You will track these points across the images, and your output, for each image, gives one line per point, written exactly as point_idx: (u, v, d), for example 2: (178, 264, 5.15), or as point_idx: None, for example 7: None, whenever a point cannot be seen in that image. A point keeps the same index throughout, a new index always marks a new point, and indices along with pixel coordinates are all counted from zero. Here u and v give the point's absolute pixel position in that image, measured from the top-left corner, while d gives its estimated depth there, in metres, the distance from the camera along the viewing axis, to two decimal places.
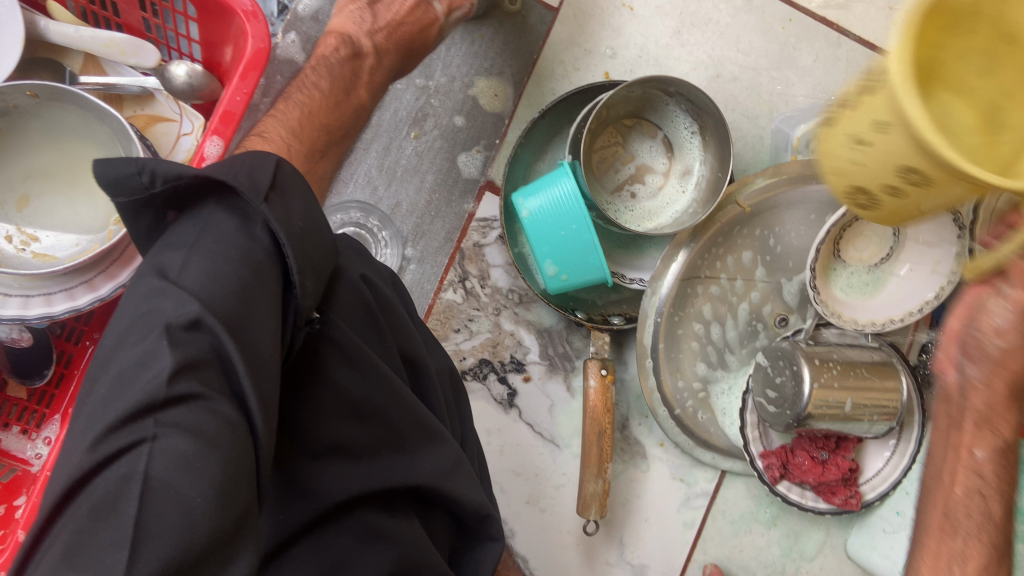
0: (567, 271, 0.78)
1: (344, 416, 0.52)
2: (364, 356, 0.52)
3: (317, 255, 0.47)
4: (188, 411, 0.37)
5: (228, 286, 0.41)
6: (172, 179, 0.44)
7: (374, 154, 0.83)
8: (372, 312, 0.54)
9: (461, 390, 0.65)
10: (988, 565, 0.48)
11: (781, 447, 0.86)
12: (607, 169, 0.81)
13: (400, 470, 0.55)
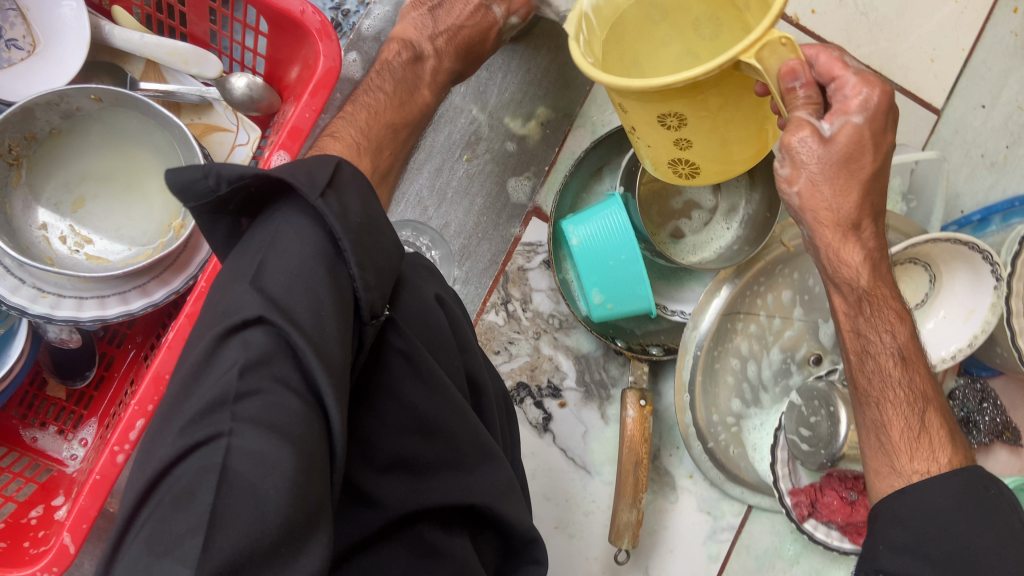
0: (612, 300, 0.79)
1: (410, 432, 0.52)
2: (433, 375, 0.53)
3: (381, 252, 0.44)
4: (261, 404, 0.36)
5: (306, 287, 0.40)
6: (239, 181, 0.43)
7: (426, 174, 0.84)
8: (442, 331, 0.55)
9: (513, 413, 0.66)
10: (917, 440, 0.58)
11: (809, 485, 0.86)
12: (656, 203, 0.83)
13: (457, 487, 0.55)
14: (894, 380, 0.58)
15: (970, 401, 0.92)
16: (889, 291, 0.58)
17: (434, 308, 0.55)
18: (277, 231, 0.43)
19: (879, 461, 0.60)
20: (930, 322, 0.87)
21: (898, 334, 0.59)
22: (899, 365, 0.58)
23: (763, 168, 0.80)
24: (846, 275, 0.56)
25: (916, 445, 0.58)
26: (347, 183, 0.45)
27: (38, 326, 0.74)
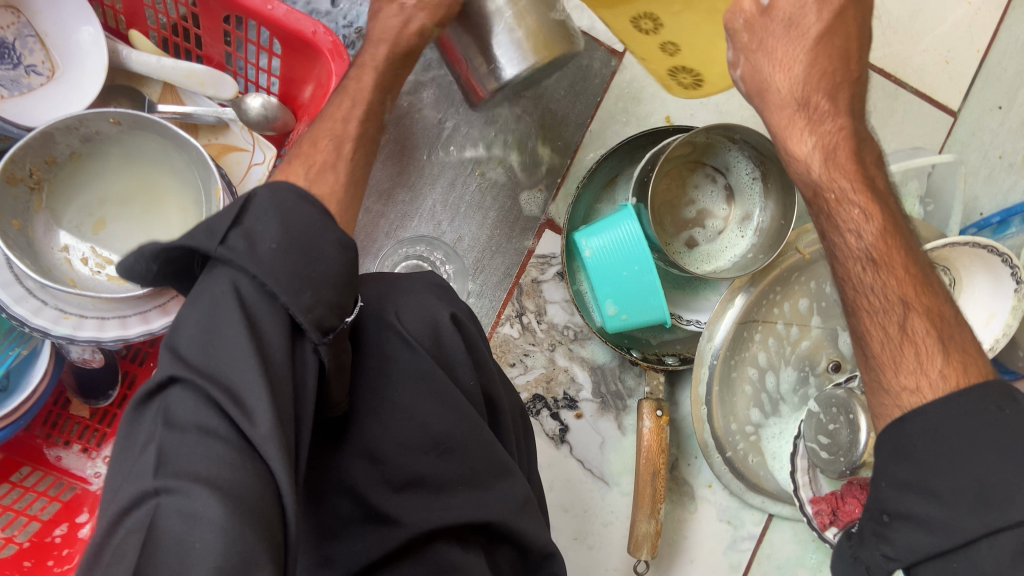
0: (627, 310, 0.79)
1: (424, 449, 0.53)
2: (449, 392, 0.54)
3: (316, 273, 0.45)
4: (187, 455, 0.37)
5: (223, 344, 0.42)
6: (154, 252, 0.47)
7: (439, 189, 0.84)
8: (453, 349, 0.56)
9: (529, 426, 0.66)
10: (927, 353, 0.58)
11: (831, 493, 0.85)
12: (669, 212, 0.82)
13: (475, 503, 0.55)
14: (868, 287, 0.62)
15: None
16: (849, 184, 0.63)
17: (451, 329, 0.56)
18: (205, 286, 0.44)
19: (875, 376, 0.61)
20: None
21: (867, 239, 0.62)
22: (868, 267, 0.62)
23: (777, 175, 0.79)
24: (801, 167, 0.65)
25: (900, 357, 0.59)
26: (263, 207, 0.46)
27: (61, 347, 0.75)
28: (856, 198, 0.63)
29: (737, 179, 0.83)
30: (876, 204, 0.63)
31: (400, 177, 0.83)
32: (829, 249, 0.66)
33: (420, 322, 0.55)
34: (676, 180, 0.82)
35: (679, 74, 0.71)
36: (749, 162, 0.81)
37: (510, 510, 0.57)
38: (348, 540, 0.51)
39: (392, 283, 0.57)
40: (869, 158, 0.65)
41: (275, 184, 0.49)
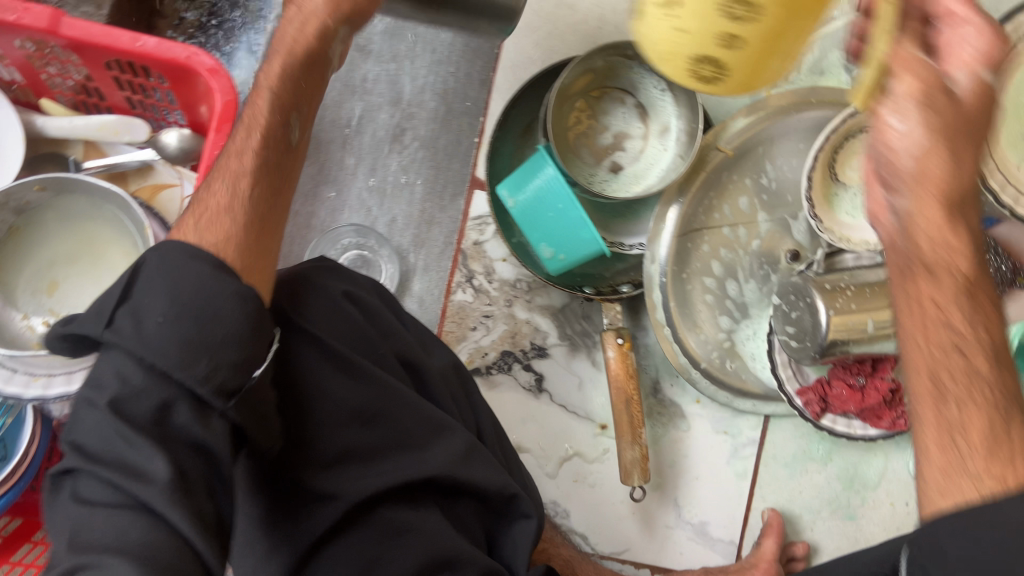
0: (563, 250, 0.79)
1: (349, 422, 0.56)
2: (357, 365, 0.56)
3: (200, 338, 0.44)
4: (102, 535, 0.40)
5: (116, 434, 0.42)
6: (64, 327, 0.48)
7: (362, 176, 0.86)
8: (360, 325, 0.58)
9: (470, 381, 0.68)
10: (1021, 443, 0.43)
11: (817, 381, 0.84)
12: (586, 143, 0.82)
13: (414, 463, 0.58)
14: (955, 343, 0.46)
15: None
16: (955, 199, 0.47)
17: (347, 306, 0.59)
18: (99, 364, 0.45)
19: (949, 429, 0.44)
20: None
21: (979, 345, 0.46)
22: (963, 306, 0.47)
23: (680, 81, 0.79)
24: (886, 142, 0.48)
25: (996, 445, 0.43)
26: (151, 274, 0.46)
27: (43, 408, 0.79)
28: (946, 247, 0.47)
29: (646, 95, 0.82)
30: (973, 242, 0.48)
31: (320, 175, 0.86)
32: (899, 228, 0.49)
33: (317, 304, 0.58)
34: (586, 110, 0.82)
35: (704, 64, 0.51)
36: (653, 75, 0.81)
37: (452, 460, 0.60)
38: (296, 520, 0.53)
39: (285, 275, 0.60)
40: (980, 272, 0.49)
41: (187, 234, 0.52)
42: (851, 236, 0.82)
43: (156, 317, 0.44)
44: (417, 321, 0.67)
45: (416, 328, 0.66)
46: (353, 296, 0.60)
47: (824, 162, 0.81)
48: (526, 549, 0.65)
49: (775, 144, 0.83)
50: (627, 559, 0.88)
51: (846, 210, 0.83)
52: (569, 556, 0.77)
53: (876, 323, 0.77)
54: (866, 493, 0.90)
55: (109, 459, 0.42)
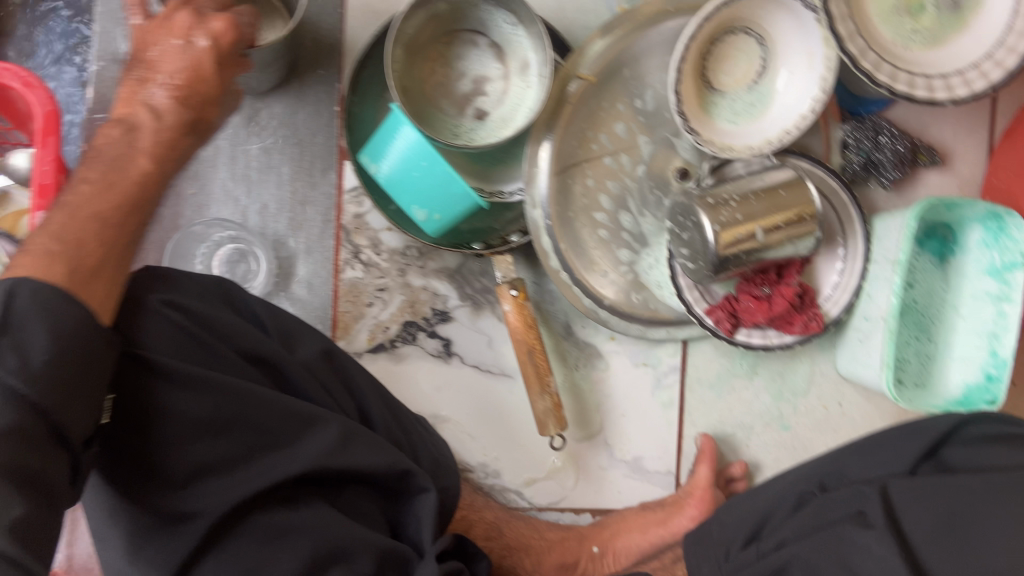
0: (436, 210, 0.76)
1: (197, 435, 0.54)
2: (194, 374, 0.54)
3: (84, 378, 0.47)
4: None
5: None
6: None
7: (223, 166, 0.82)
8: (194, 333, 0.57)
9: (345, 364, 0.66)
10: None
11: (725, 297, 0.82)
12: (444, 94, 0.78)
13: (281, 461, 0.55)
14: None
15: (864, 142, 0.84)
16: None
17: (171, 317, 0.56)
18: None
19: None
20: (781, 84, 0.79)
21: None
22: None
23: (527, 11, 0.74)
24: None
25: None
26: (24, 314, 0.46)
27: None
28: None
29: (499, 32, 0.78)
30: None
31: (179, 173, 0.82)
32: None
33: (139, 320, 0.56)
34: (437, 59, 0.78)
35: None
36: (501, 10, 0.76)
37: (329, 447, 0.57)
38: (158, 545, 0.51)
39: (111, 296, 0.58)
40: None
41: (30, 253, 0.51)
42: (733, 143, 0.79)
43: (43, 358, 0.45)
44: (276, 314, 0.64)
45: (273, 323, 0.63)
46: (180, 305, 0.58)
47: (693, 71, 0.77)
48: (431, 519, 0.63)
49: (642, 61, 0.79)
50: (566, 507, 0.87)
51: (726, 118, 0.80)
52: (493, 518, 0.78)
53: (767, 229, 0.73)
54: (797, 401, 0.89)
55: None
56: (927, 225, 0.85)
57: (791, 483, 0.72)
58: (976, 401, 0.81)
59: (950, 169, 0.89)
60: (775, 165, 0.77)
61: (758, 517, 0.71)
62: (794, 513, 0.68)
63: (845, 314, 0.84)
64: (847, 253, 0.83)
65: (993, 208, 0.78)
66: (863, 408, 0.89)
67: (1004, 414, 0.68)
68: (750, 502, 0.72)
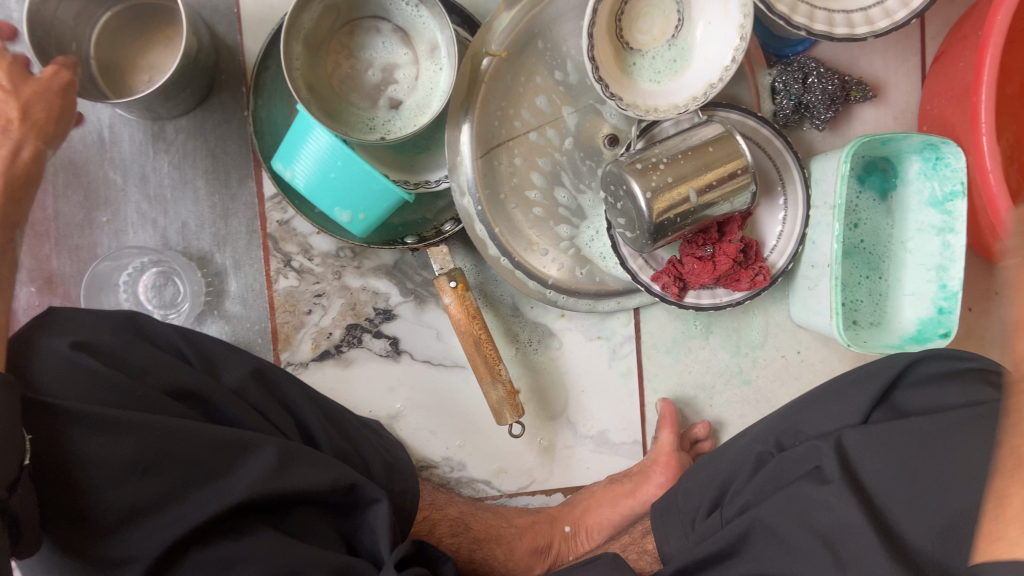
0: (360, 209, 0.73)
1: (125, 478, 0.52)
2: (110, 416, 0.52)
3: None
4: None
5: None
6: None
7: (135, 188, 0.78)
8: (107, 374, 0.55)
9: (276, 381, 0.66)
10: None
11: (669, 261, 0.80)
12: (354, 87, 0.75)
13: (215, 491, 0.54)
14: None
15: (792, 85, 0.81)
16: None
17: (78, 361, 0.55)
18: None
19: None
20: (700, 35, 0.76)
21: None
22: None
23: None
24: None
25: None
26: None
27: None
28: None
29: (401, 15, 0.74)
30: None
31: (90, 201, 0.78)
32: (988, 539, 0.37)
33: (48, 369, 0.55)
34: (342, 52, 0.75)
35: None
36: None
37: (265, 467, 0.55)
38: None
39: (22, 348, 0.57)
40: None
41: None
42: (659, 104, 0.76)
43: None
44: (199, 343, 0.64)
45: (196, 353, 0.63)
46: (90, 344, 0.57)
47: (607, 33, 0.74)
48: (387, 528, 0.61)
49: (555, 28, 0.75)
50: (536, 491, 0.86)
51: (648, 77, 0.77)
52: (457, 513, 0.77)
53: (701, 188, 0.71)
54: (755, 354, 0.88)
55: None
56: (865, 162, 0.83)
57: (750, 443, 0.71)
58: (930, 336, 0.79)
59: (884, 100, 0.87)
60: (702, 121, 0.75)
61: (719, 482, 0.70)
62: (755, 475, 0.67)
63: (792, 263, 0.82)
64: (787, 201, 0.81)
65: (925, 138, 0.76)
66: (822, 353, 0.88)
67: (949, 348, 0.67)
68: (710, 467, 0.73)
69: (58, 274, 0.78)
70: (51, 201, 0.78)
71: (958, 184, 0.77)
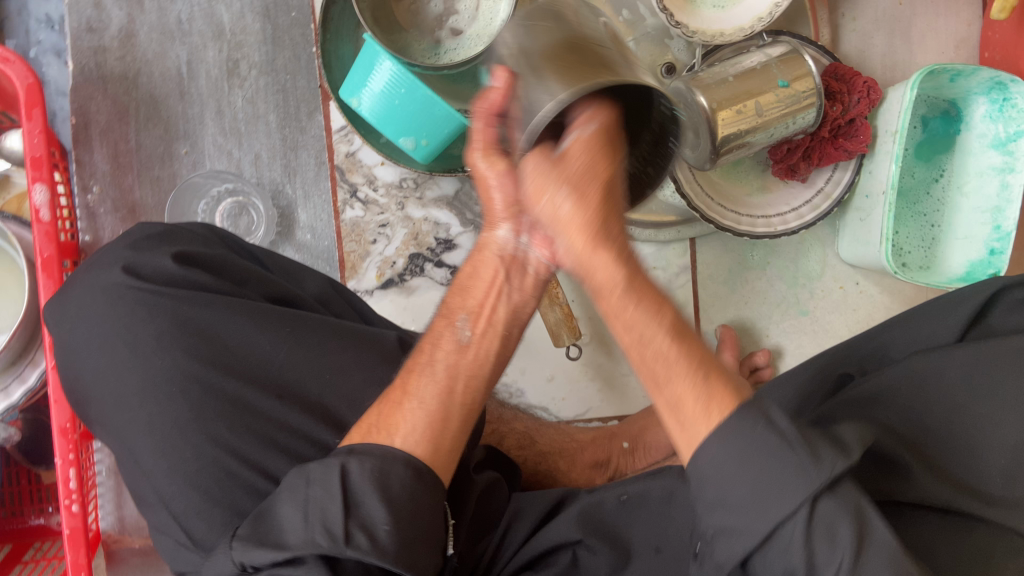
0: (424, 135, 0.75)
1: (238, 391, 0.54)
2: (243, 308, 0.56)
3: (438, 409, 0.49)
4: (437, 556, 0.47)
5: (409, 512, 0.45)
6: (398, 466, 0.46)
7: (211, 122, 0.83)
8: (209, 281, 0.57)
9: (349, 293, 0.70)
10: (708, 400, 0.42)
11: (804, 136, 0.78)
12: (415, 14, 0.78)
13: (308, 379, 0.56)
14: None
15: None
16: None
17: (179, 269, 0.57)
18: (311, 471, 0.45)
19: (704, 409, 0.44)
20: None
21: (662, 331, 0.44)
22: None
23: None
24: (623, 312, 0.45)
25: None
26: (284, 355, 0.55)
27: None
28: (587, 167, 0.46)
29: None
30: None
31: (169, 133, 0.82)
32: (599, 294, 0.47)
33: (151, 277, 0.56)
34: None
35: None
36: None
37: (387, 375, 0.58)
38: (309, 490, 0.44)
39: (104, 256, 0.58)
40: None
41: (416, 384, 0.50)
42: (724, 29, 0.79)
43: (387, 528, 0.43)
44: (274, 255, 0.66)
45: (274, 263, 0.66)
46: (185, 254, 0.58)
47: None
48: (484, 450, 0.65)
49: None
50: (592, 417, 0.87)
51: (711, 6, 0.80)
52: (523, 428, 0.77)
53: (766, 104, 0.73)
54: (812, 285, 0.88)
55: (413, 535, 0.44)
56: (929, 103, 0.82)
57: (821, 371, 0.65)
58: (979, 276, 0.80)
59: (944, 26, 0.86)
60: (769, 42, 0.77)
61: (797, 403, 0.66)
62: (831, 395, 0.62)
63: (848, 194, 0.83)
64: (837, 168, 0.82)
65: (996, 74, 0.75)
66: (879, 285, 0.88)
67: None
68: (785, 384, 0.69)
69: (141, 204, 0.83)
70: (133, 133, 0.82)
71: None
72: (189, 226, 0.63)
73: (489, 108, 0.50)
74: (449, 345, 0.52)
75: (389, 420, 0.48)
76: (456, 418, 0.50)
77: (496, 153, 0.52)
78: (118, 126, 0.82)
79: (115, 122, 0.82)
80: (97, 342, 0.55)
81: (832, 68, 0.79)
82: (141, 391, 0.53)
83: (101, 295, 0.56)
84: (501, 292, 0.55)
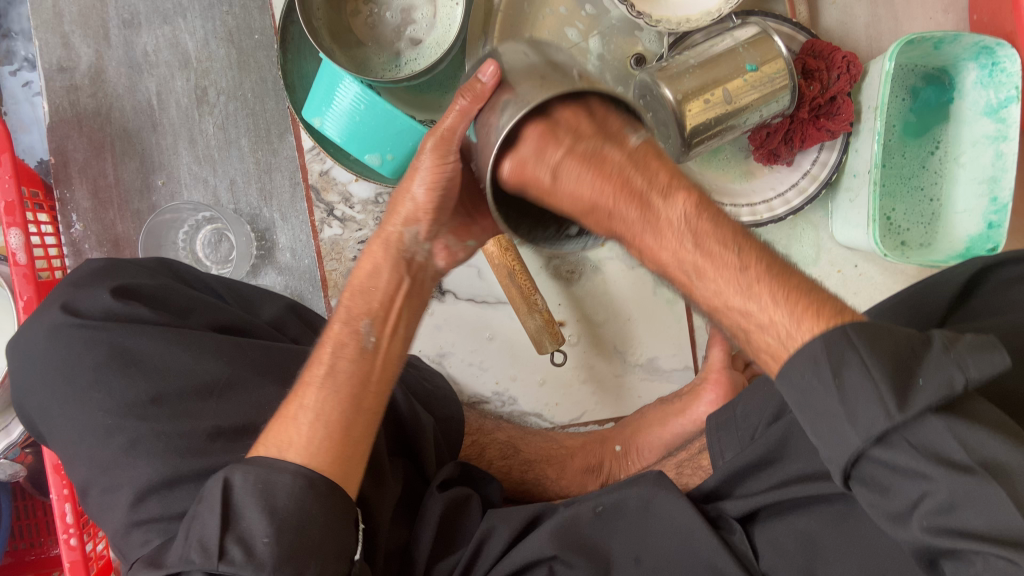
0: (389, 150, 0.74)
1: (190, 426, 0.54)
2: (184, 339, 0.56)
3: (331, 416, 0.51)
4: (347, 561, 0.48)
5: (285, 518, 0.46)
6: (278, 471, 0.47)
7: (185, 151, 0.83)
8: (154, 314, 0.58)
9: (310, 317, 0.70)
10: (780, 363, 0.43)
11: (782, 119, 0.75)
12: (373, 27, 0.77)
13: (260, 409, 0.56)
14: None
15: None
16: None
17: (123, 305, 0.57)
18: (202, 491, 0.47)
19: None
20: None
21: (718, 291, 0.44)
22: None
23: None
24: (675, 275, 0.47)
25: None
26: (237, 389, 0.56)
27: None
28: (638, 160, 0.45)
29: None
30: None
31: (144, 166, 0.83)
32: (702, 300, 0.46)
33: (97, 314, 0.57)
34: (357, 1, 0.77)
35: None
36: None
37: None
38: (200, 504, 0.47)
39: (51, 294, 0.59)
40: None
41: (309, 386, 0.53)
42: (691, 15, 0.76)
43: (266, 540, 0.45)
44: (232, 285, 0.67)
45: (231, 294, 0.66)
46: (130, 289, 0.59)
47: None
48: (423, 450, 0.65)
49: None
50: (588, 422, 0.86)
51: None
52: (506, 438, 0.78)
53: (735, 90, 0.70)
54: (809, 271, 0.85)
55: (300, 546, 0.45)
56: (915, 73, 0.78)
57: None
58: (978, 253, 0.76)
59: None
60: (738, 25, 0.73)
61: None
62: None
63: (836, 175, 0.79)
64: (822, 149, 0.79)
65: (979, 39, 0.71)
66: (879, 267, 0.84)
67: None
68: None
69: (124, 238, 0.84)
70: (111, 168, 0.83)
71: (1014, 90, 0.73)
72: (143, 261, 0.64)
73: (477, 101, 0.46)
74: (351, 350, 0.54)
75: (280, 432, 0.50)
76: (345, 421, 0.52)
77: (451, 149, 0.50)
78: (95, 162, 0.83)
79: (92, 159, 0.83)
80: (52, 386, 0.55)
81: (808, 45, 0.76)
82: (94, 435, 0.53)
83: (53, 337, 0.56)
84: (407, 295, 0.57)
